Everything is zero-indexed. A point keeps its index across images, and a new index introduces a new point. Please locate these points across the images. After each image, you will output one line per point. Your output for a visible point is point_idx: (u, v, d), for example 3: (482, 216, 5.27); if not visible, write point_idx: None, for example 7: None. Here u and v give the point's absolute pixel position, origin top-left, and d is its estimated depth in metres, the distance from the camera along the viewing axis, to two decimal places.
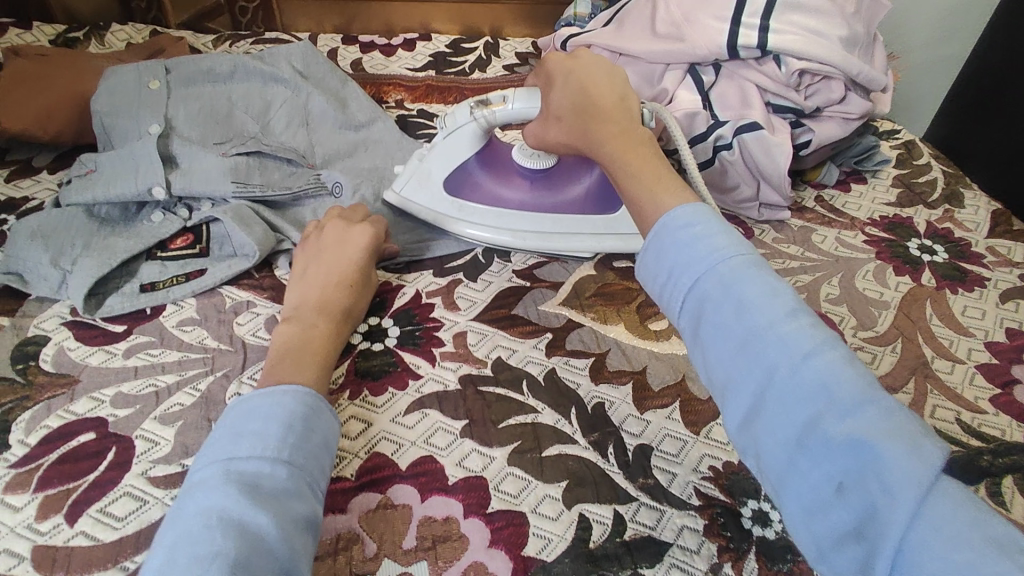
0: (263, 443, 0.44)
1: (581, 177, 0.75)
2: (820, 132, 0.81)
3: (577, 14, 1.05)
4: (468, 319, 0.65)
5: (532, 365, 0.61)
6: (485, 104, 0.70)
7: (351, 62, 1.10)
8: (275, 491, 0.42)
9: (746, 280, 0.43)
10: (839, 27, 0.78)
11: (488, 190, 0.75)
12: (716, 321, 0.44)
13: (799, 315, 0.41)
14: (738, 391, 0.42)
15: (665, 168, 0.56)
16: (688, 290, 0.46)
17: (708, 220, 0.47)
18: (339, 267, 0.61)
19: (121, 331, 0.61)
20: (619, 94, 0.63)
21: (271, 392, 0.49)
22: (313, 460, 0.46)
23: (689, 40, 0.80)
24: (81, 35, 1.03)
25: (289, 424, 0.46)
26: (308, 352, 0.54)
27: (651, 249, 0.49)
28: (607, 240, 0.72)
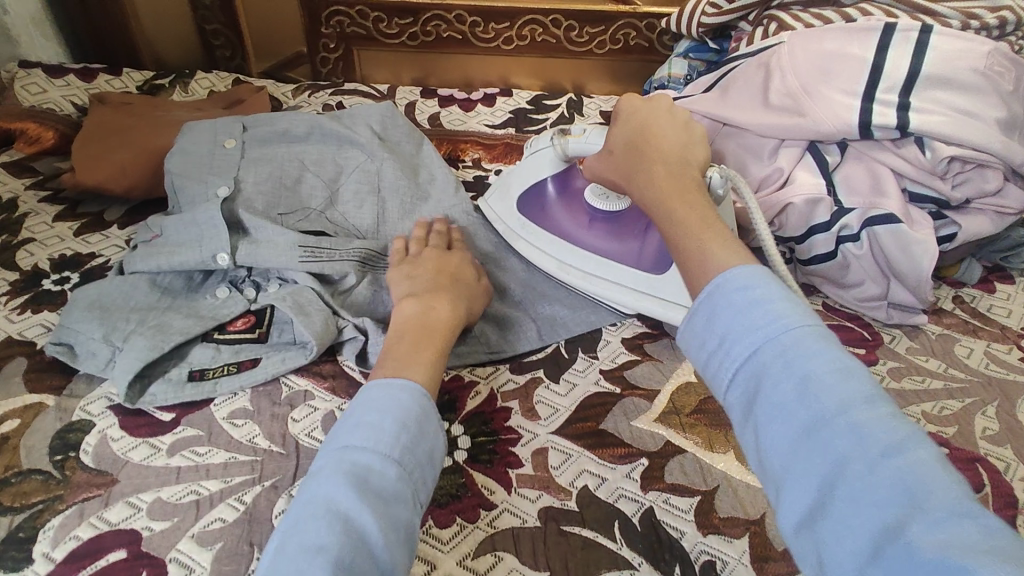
0: (377, 438, 0.43)
1: (647, 241, 0.67)
2: (968, 226, 0.69)
3: (672, 76, 0.99)
4: (550, 432, 0.56)
5: (626, 502, 0.51)
6: (562, 133, 0.69)
7: (429, 117, 1.06)
8: (383, 491, 0.41)
9: (814, 357, 0.37)
10: (995, 107, 0.68)
11: (552, 215, 0.72)
12: (775, 398, 0.37)
13: (875, 403, 0.35)
14: (797, 481, 0.35)
15: (713, 215, 0.50)
16: (740, 365, 0.39)
17: (770, 286, 0.40)
18: (445, 274, 0.62)
19: (168, 421, 0.55)
20: (686, 141, 0.59)
21: (385, 384, 0.47)
22: (419, 468, 0.44)
23: (812, 115, 0.71)
24: (166, 83, 1.03)
25: (404, 422, 0.44)
26: (432, 334, 0.54)
27: (701, 309, 0.42)
28: (642, 300, 0.65)
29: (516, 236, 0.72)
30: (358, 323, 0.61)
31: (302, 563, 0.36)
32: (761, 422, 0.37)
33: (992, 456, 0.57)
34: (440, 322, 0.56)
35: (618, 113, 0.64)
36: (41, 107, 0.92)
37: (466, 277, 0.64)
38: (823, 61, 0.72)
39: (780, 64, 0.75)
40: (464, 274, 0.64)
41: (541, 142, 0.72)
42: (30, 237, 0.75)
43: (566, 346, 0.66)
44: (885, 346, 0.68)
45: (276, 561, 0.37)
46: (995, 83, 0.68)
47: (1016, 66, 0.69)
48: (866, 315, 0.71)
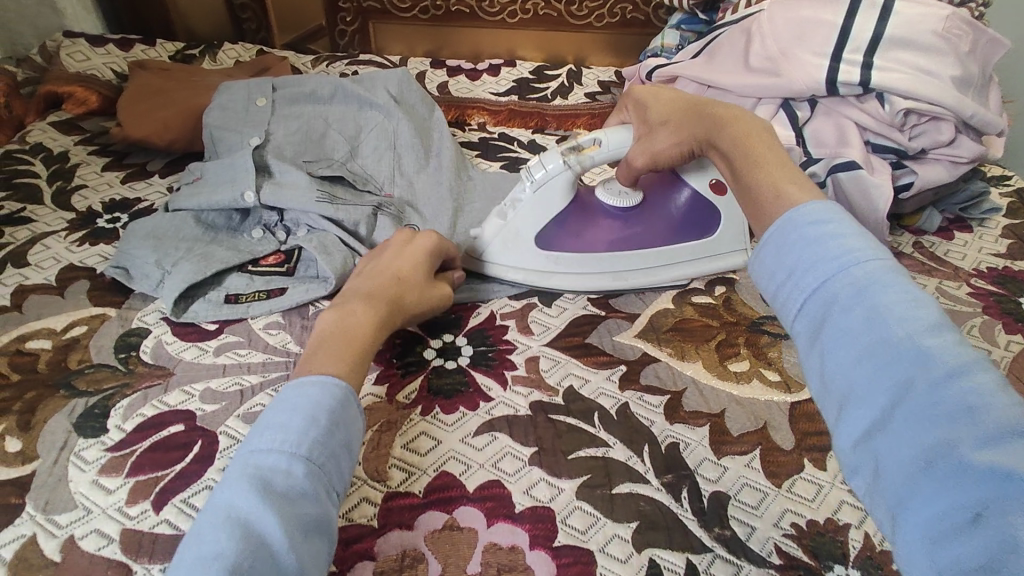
0: (285, 437, 0.44)
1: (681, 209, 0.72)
2: (923, 174, 0.76)
3: (665, 45, 1.05)
4: (541, 344, 0.65)
5: (605, 398, 0.60)
6: (576, 150, 0.68)
7: (438, 85, 1.13)
8: (290, 489, 0.42)
9: (886, 286, 0.39)
10: (951, 66, 0.75)
11: (581, 236, 0.70)
12: (842, 324, 0.40)
13: (943, 330, 0.37)
14: (861, 403, 0.38)
15: (783, 154, 0.55)
16: (809, 294, 0.42)
17: (843, 223, 0.44)
18: (391, 270, 0.61)
19: (212, 330, 0.64)
20: (723, 96, 0.64)
21: (299, 384, 0.48)
22: (333, 460, 0.45)
23: (786, 75, 0.78)
24: (197, 52, 1.12)
25: (313, 418, 0.45)
26: (350, 340, 0.53)
27: (772, 243, 0.46)
28: (698, 263, 0.72)
29: (545, 274, 0.71)
30: None
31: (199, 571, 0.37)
32: (828, 347, 0.41)
33: None
34: (360, 328, 0.54)
35: (652, 91, 0.67)
36: (87, 73, 1.01)
37: (417, 270, 0.62)
38: (797, 26, 0.79)
39: (761, 30, 0.82)
40: (413, 273, 0.62)
41: (553, 171, 0.68)
42: (82, 184, 0.84)
43: None
44: None
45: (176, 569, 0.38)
46: (952, 44, 0.75)
47: (973, 29, 0.76)
48: None
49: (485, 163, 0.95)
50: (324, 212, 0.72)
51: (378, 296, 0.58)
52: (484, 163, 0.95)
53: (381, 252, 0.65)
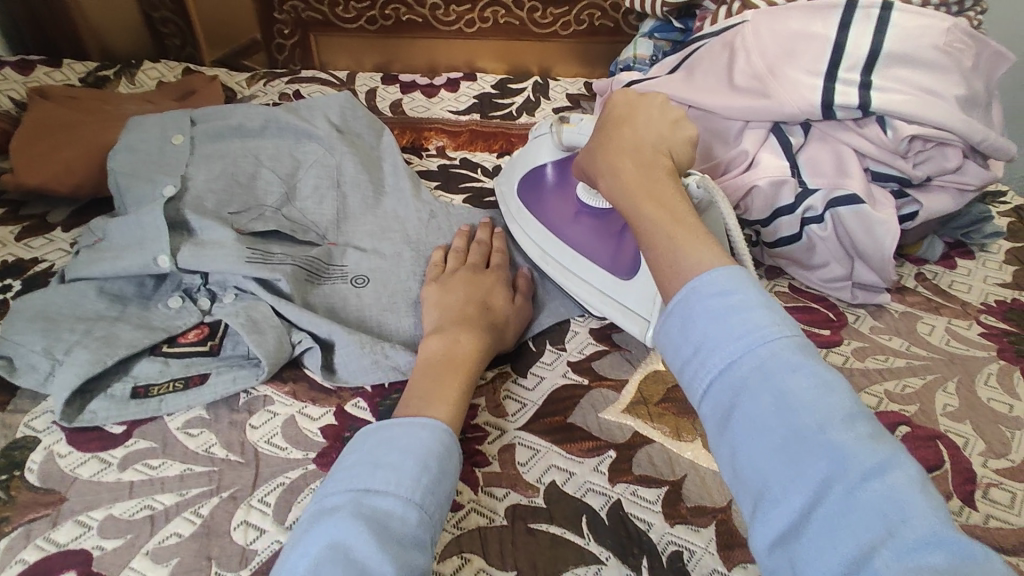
0: (399, 479, 0.43)
1: (624, 243, 0.64)
2: (929, 204, 0.69)
3: (637, 57, 0.97)
4: (517, 428, 0.56)
5: (594, 496, 0.51)
6: (562, 122, 0.68)
7: (391, 104, 1.03)
8: (401, 534, 0.40)
9: (795, 371, 0.34)
10: (956, 84, 0.67)
11: (546, 202, 0.70)
12: (752, 409, 0.34)
13: (857, 420, 0.32)
14: (775, 503, 0.32)
15: (692, 220, 0.46)
16: (715, 375, 0.36)
17: (748, 291, 0.37)
18: (476, 298, 0.61)
19: (119, 434, 0.53)
20: (664, 122, 0.57)
21: (405, 425, 0.47)
22: (437, 511, 0.43)
23: (774, 96, 0.71)
24: (111, 74, 0.98)
25: (425, 464, 0.44)
26: (456, 370, 0.53)
27: (676, 314, 0.39)
28: (608, 302, 0.63)
29: (510, 220, 0.72)
30: (314, 335, 0.59)
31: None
32: (737, 437, 0.34)
33: (952, 433, 0.58)
34: (466, 356, 0.55)
35: (609, 108, 0.60)
36: None
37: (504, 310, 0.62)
38: (787, 41, 0.71)
39: (745, 44, 0.74)
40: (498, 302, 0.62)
41: (543, 128, 0.71)
42: None
43: (533, 339, 0.65)
44: (850, 326, 0.69)
45: None
46: (955, 60, 0.67)
47: (976, 42, 0.69)
48: (831, 295, 0.72)
49: (447, 196, 0.85)
50: (251, 273, 0.61)
51: (461, 357, 0.55)
52: (444, 196, 0.85)
53: (448, 287, 0.62)
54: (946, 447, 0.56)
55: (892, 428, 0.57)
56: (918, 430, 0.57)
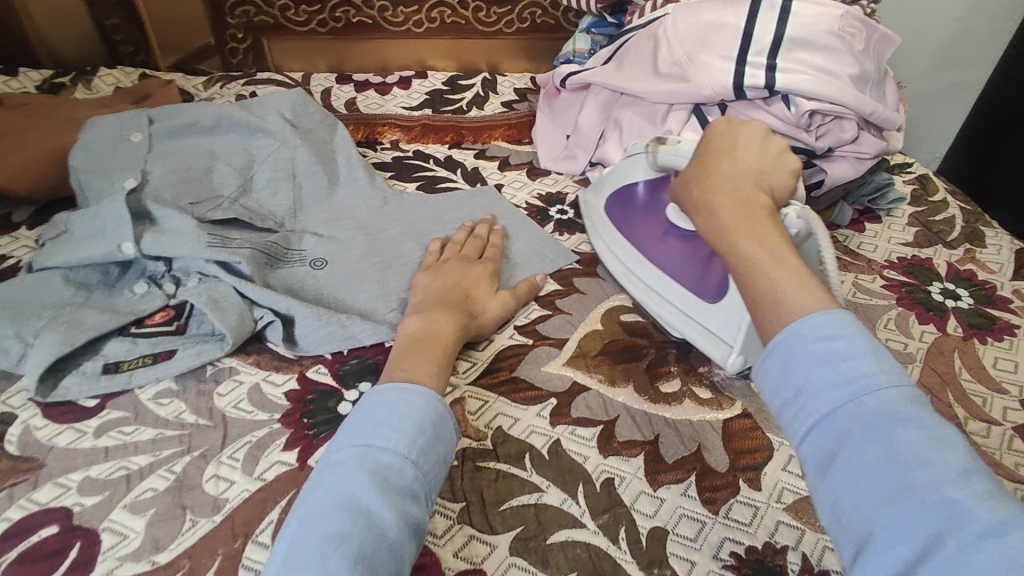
0: (398, 440, 0.46)
1: (711, 269, 0.65)
2: (832, 172, 0.77)
3: (577, 50, 1.04)
4: (467, 383, 0.61)
5: (536, 436, 0.56)
6: (659, 142, 0.67)
7: (345, 102, 1.07)
8: (400, 488, 0.44)
9: (907, 423, 0.33)
10: (849, 65, 0.75)
11: (635, 221, 0.73)
12: (860, 459, 0.34)
13: (973, 478, 0.32)
14: (882, 557, 0.31)
15: (794, 256, 0.44)
16: (818, 419, 0.36)
17: (857, 337, 0.37)
18: (458, 284, 0.65)
19: (92, 407, 0.57)
20: (759, 161, 0.54)
21: (403, 389, 0.50)
22: (433, 470, 0.47)
23: (693, 81, 0.78)
24: (68, 81, 1.01)
25: (421, 426, 0.47)
26: (435, 348, 0.56)
27: (775, 352, 0.39)
28: (688, 321, 0.64)
29: (598, 237, 0.75)
30: (273, 312, 0.63)
31: (324, 550, 0.39)
32: (840, 482, 0.34)
33: None
34: (443, 334, 0.58)
35: (706, 139, 0.58)
36: None
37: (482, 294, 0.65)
38: (702, 30, 0.79)
39: (666, 34, 0.82)
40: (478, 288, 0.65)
41: (639, 147, 0.72)
42: None
43: None
44: None
45: (298, 549, 0.40)
46: (848, 43, 0.75)
47: (866, 27, 0.77)
48: None
49: (400, 185, 0.90)
50: (210, 256, 0.65)
51: (439, 339, 0.58)
52: (398, 185, 0.90)
53: (439, 272, 0.67)
54: None
55: None
56: None
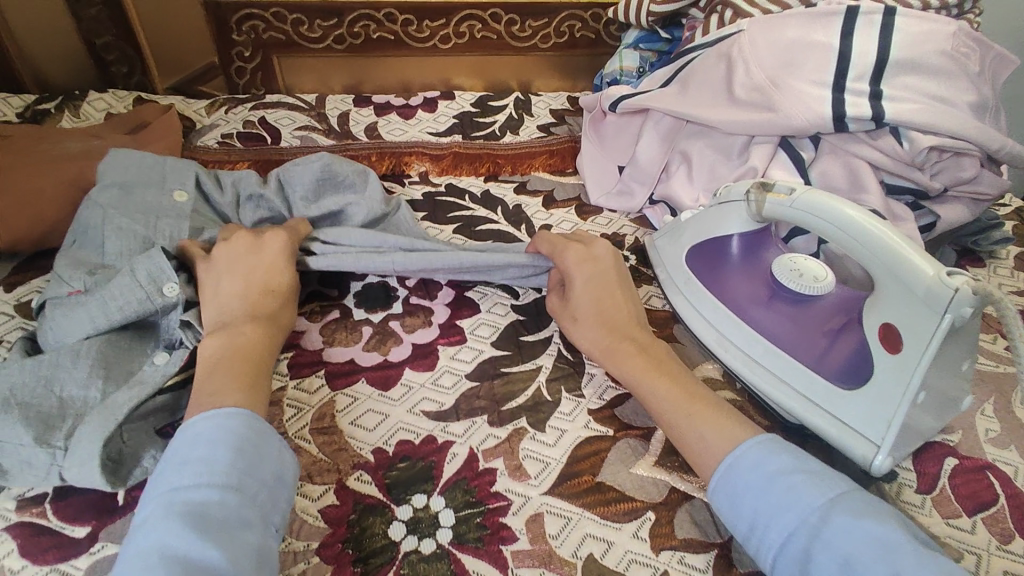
0: (210, 469, 0.41)
1: (839, 343, 0.53)
2: (945, 216, 0.67)
3: (624, 69, 0.93)
4: (542, 492, 0.50)
5: (638, 569, 0.45)
6: (766, 189, 0.57)
7: (365, 128, 0.96)
8: (224, 522, 0.39)
9: (848, 528, 0.40)
10: (965, 91, 0.65)
11: (724, 279, 0.62)
12: (821, 574, 0.39)
13: (915, 556, 0.37)
14: None
15: (693, 380, 0.53)
16: (778, 550, 0.42)
17: (778, 457, 0.45)
18: (260, 270, 0.57)
19: (82, 536, 0.46)
20: (630, 302, 0.60)
21: (209, 418, 0.45)
22: (265, 490, 0.43)
23: (781, 109, 0.67)
24: (53, 107, 0.90)
25: (239, 448, 0.43)
26: (245, 362, 0.50)
27: (721, 490, 0.46)
28: (812, 408, 0.53)
29: (677, 292, 0.65)
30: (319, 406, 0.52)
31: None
32: None
33: (1000, 462, 0.54)
34: (250, 345, 0.52)
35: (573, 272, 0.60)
36: None
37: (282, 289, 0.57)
38: (786, 52, 0.69)
39: (743, 56, 0.71)
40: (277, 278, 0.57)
41: (734, 193, 0.60)
42: None
43: (548, 386, 0.59)
44: None
45: None
46: (963, 64, 0.65)
47: (980, 46, 0.67)
48: None
49: (434, 227, 0.79)
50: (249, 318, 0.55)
51: (253, 352, 0.51)
52: (431, 228, 0.79)
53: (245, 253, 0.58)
54: (997, 478, 0.53)
55: (939, 462, 0.54)
56: (967, 460, 0.54)
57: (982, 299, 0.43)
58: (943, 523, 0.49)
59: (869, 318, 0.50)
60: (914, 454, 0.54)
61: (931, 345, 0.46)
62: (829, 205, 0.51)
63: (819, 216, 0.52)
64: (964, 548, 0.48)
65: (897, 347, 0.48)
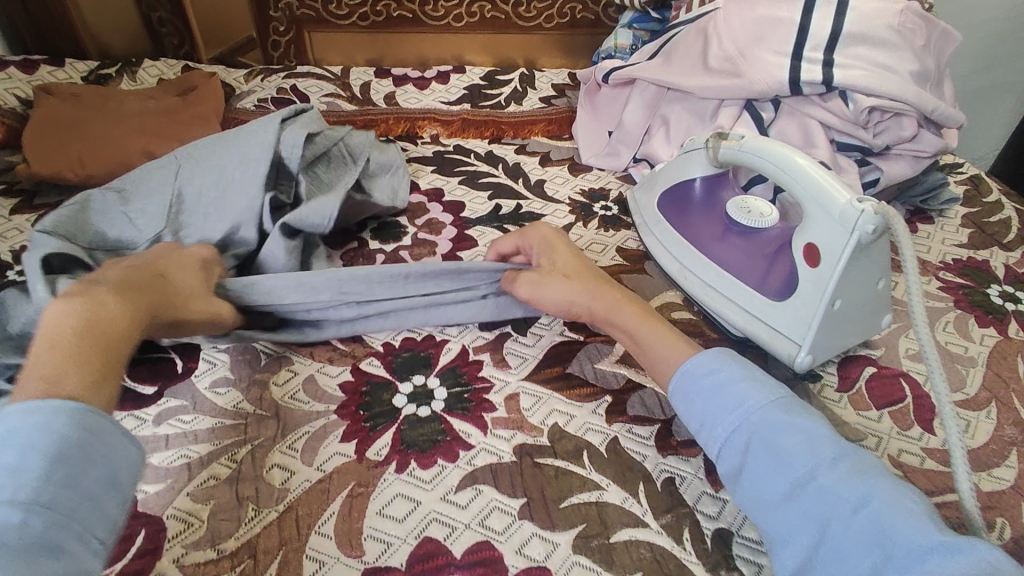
0: (16, 482, 0.36)
1: (776, 264, 0.63)
2: (888, 170, 0.76)
3: (618, 46, 1.02)
4: (520, 379, 0.60)
5: (593, 434, 0.56)
6: (722, 138, 0.67)
7: (384, 96, 1.07)
8: (18, 546, 0.34)
9: (783, 429, 0.45)
10: (909, 61, 0.74)
11: (688, 217, 0.71)
12: (757, 466, 0.45)
13: (840, 462, 0.43)
14: (790, 542, 0.42)
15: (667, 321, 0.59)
16: (721, 441, 0.48)
17: (729, 365, 0.50)
18: (158, 269, 0.54)
19: (151, 394, 0.57)
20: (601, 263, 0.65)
21: (27, 411, 0.39)
22: (91, 506, 0.38)
23: (746, 76, 0.77)
24: (114, 72, 1.02)
25: (57, 454, 0.38)
26: (104, 344, 0.45)
27: (679, 394, 0.51)
28: (752, 318, 0.63)
29: (648, 231, 0.76)
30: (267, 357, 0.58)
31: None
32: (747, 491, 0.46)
33: (914, 371, 0.63)
34: (112, 324, 0.46)
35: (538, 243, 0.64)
36: None
37: (170, 287, 0.53)
38: (754, 26, 0.78)
39: (717, 30, 0.80)
40: (185, 289, 0.55)
41: (697, 144, 0.71)
42: None
43: None
44: None
45: None
46: (907, 39, 0.73)
47: (925, 22, 0.75)
48: None
49: (442, 179, 0.90)
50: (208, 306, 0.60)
51: (109, 334, 0.46)
52: (439, 180, 0.90)
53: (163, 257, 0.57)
54: (908, 383, 0.62)
55: (860, 369, 0.63)
56: (884, 369, 0.63)
57: (881, 218, 0.53)
58: (855, 414, 0.59)
59: (797, 241, 0.60)
60: (839, 362, 0.63)
61: (841, 257, 0.55)
62: (770, 147, 0.61)
63: (762, 156, 0.62)
64: (868, 431, 0.57)
65: (816, 261, 0.57)
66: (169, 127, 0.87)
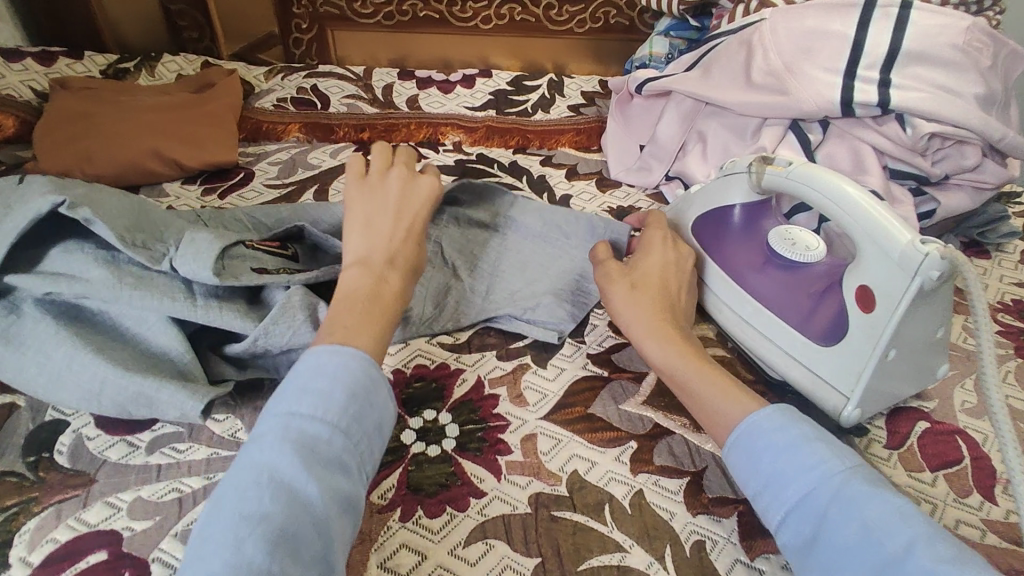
0: (325, 405, 0.40)
1: (823, 305, 0.57)
2: (946, 202, 0.70)
3: (653, 54, 0.97)
4: (538, 417, 0.56)
5: (616, 486, 0.51)
6: (767, 163, 0.61)
7: (407, 99, 1.03)
8: (327, 460, 0.38)
9: (868, 498, 0.38)
10: (974, 83, 0.68)
11: (725, 245, 0.66)
12: (836, 539, 0.38)
13: (937, 542, 0.35)
14: None
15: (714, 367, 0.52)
16: (793, 506, 0.40)
17: (802, 423, 0.43)
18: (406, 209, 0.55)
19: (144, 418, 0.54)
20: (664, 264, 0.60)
21: (329, 352, 0.43)
22: (365, 438, 0.41)
23: (793, 93, 0.71)
24: (132, 66, 1.00)
25: (352, 389, 0.41)
26: (377, 302, 0.48)
27: (742, 448, 0.44)
28: (791, 362, 0.58)
29: None
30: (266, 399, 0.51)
31: (240, 530, 0.34)
32: (824, 566, 0.38)
33: (970, 429, 0.57)
34: (392, 293, 0.50)
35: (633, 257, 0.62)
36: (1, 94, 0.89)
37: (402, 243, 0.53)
38: (804, 39, 0.72)
39: (762, 42, 0.74)
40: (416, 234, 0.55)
41: (738, 167, 0.64)
42: None
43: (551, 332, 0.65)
44: None
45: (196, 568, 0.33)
46: (972, 58, 0.67)
47: (994, 41, 0.69)
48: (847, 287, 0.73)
49: None
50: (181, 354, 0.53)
51: (374, 260, 0.51)
52: None
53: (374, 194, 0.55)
54: (965, 442, 0.56)
55: (912, 423, 0.58)
56: (938, 425, 0.57)
57: (949, 264, 0.47)
58: (905, 475, 0.53)
59: (848, 281, 0.55)
60: (887, 414, 0.58)
61: (901, 304, 0.50)
62: (823, 176, 0.55)
63: (815, 187, 0.56)
64: (921, 496, 0.52)
65: (871, 307, 0.52)
66: (183, 127, 0.84)
